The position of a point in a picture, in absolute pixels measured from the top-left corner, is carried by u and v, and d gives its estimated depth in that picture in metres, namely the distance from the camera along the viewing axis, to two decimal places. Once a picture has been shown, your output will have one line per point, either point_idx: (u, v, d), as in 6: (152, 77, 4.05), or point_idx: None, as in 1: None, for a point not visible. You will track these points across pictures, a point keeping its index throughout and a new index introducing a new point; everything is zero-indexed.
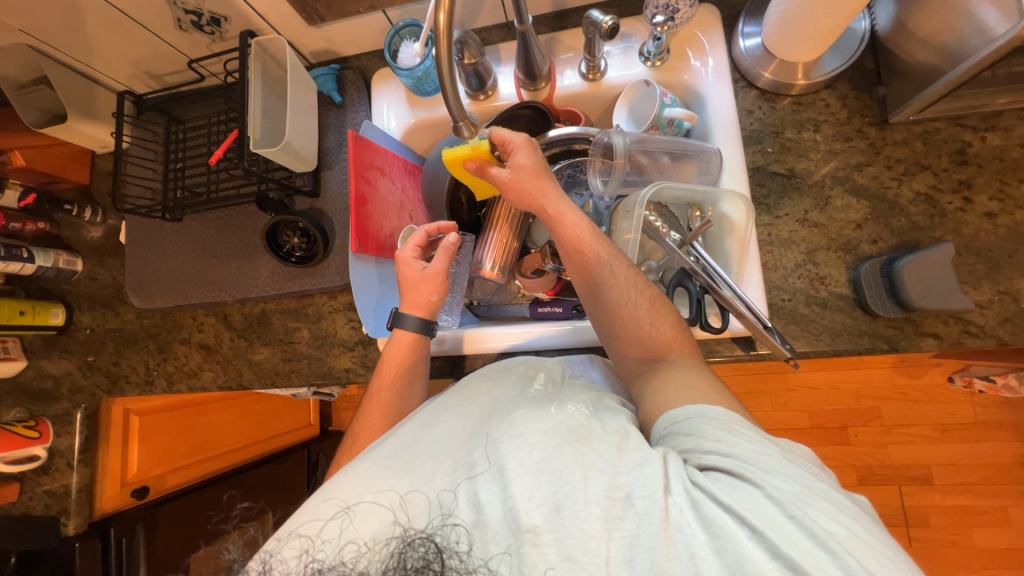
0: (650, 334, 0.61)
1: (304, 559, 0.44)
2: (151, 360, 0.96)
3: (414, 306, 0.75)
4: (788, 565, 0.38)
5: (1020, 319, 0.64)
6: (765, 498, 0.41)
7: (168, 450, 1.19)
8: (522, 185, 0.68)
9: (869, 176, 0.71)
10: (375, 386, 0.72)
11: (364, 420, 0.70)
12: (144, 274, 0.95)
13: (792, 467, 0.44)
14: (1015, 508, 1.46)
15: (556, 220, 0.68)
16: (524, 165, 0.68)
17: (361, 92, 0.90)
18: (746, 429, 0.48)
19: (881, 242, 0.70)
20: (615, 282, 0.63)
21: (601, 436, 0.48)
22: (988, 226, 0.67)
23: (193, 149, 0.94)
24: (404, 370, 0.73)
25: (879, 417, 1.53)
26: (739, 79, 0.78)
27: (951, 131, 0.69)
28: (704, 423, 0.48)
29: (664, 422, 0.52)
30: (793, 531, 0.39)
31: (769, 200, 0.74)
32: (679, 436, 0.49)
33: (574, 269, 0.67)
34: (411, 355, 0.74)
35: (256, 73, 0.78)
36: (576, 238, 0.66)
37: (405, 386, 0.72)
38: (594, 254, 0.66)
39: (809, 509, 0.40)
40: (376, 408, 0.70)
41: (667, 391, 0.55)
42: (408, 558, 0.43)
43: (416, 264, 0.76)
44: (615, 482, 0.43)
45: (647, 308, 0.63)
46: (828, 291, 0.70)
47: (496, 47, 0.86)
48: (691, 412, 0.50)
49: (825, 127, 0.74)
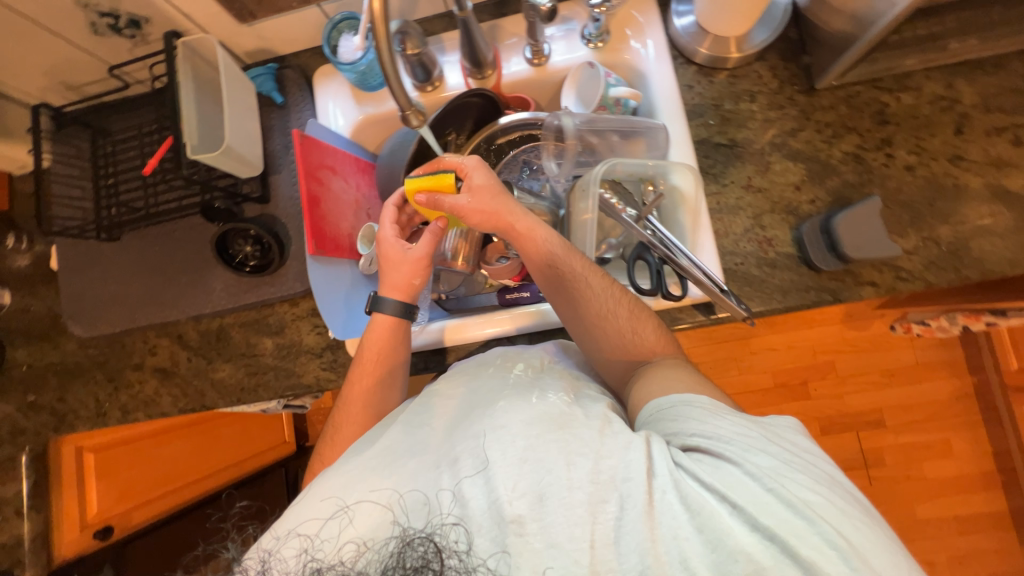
0: (633, 342, 0.64)
1: (303, 558, 0.45)
2: (101, 391, 0.89)
3: (395, 289, 0.74)
4: (766, 534, 0.40)
5: (943, 261, 0.70)
6: (745, 475, 0.44)
7: (130, 487, 1.12)
8: (483, 206, 0.69)
9: (803, 141, 0.76)
10: (357, 375, 0.71)
11: (347, 409, 0.69)
12: (85, 300, 0.89)
13: (772, 445, 0.47)
14: (956, 438, 1.61)
15: (526, 236, 0.69)
16: (481, 186, 0.69)
17: (303, 91, 0.87)
18: (729, 415, 0.51)
19: (818, 201, 0.74)
20: (593, 295, 0.65)
21: (583, 421, 0.49)
22: (909, 178, 0.73)
23: (125, 162, 0.88)
24: (387, 355, 0.72)
25: (834, 369, 1.64)
26: (677, 56, 0.81)
27: (870, 93, 0.75)
28: (688, 409, 0.52)
29: (650, 409, 0.55)
30: (772, 504, 0.42)
31: (715, 170, 0.77)
32: (665, 421, 0.53)
33: (550, 285, 0.68)
34: (393, 341, 0.73)
35: (186, 77, 0.73)
36: (549, 254, 0.67)
37: (387, 375, 0.71)
38: (568, 268, 0.67)
39: (790, 482, 0.43)
40: (358, 395, 0.70)
41: (653, 385, 0.59)
42: (408, 558, 0.43)
43: (400, 245, 0.75)
44: (597, 467, 0.45)
45: (626, 313, 0.66)
46: (776, 251, 0.74)
47: (438, 36, 0.85)
48: (677, 400, 0.54)
49: (760, 97, 0.78)
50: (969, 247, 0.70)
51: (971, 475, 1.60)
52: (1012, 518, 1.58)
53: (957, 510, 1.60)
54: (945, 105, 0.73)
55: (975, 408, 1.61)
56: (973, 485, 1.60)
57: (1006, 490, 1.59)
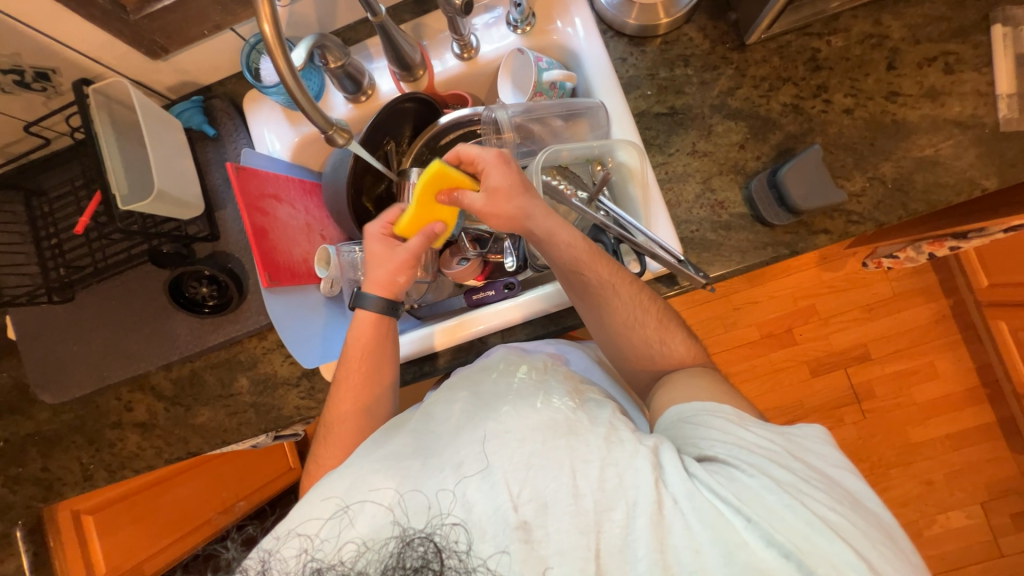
0: (662, 353, 0.68)
1: (303, 558, 0.45)
2: (84, 454, 0.88)
3: (378, 285, 0.73)
4: (780, 550, 0.42)
5: (890, 199, 0.71)
6: (764, 487, 0.46)
7: (137, 540, 1.12)
8: (500, 209, 0.67)
9: (741, 99, 0.75)
10: (344, 369, 0.71)
11: (336, 407, 0.70)
12: (48, 367, 0.87)
13: (793, 462, 0.49)
14: (940, 360, 1.66)
15: (549, 241, 0.66)
16: (498, 187, 0.67)
17: (234, 120, 0.84)
18: (750, 425, 0.53)
19: (764, 156, 0.74)
20: (621, 305, 0.66)
21: (590, 429, 0.49)
22: (848, 121, 0.73)
23: (63, 220, 0.85)
24: (370, 351, 0.72)
25: (815, 312, 1.67)
26: (607, 30, 0.80)
27: (801, 41, 0.74)
28: (712, 419, 0.54)
29: (672, 416, 0.58)
30: (791, 519, 0.43)
31: (659, 140, 0.77)
32: (686, 429, 0.55)
33: (573, 289, 0.68)
34: (375, 337, 0.72)
35: (104, 124, 0.70)
36: (574, 260, 0.66)
37: (374, 368, 0.71)
38: (594, 275, 0.66)
39: (806, 498, 0.45)
40: (347, 393, 0.70)
41: (677, 391, 0.61)
42: (408, 558, 0.43)
43: (388, 242, 0.74)
44: (603, 475, 0.46)
45: (650, 321, 0.67)
46: (728, 213, 0.74)
47: (363, 44, 0.82)
48: (700, 410, 0.56)
49: (693, 60, 0.77)
50: (913, 181, 0.71)
51: (957, 393, 1.66)
52: (1000, 428, 1.64)
53: (948, 428, 1.65)
54: (875, 42, 0.73)
55: (954, 328, 1.65)
56: (960, 402, 1.65)
57: (991, 402, 1.65)
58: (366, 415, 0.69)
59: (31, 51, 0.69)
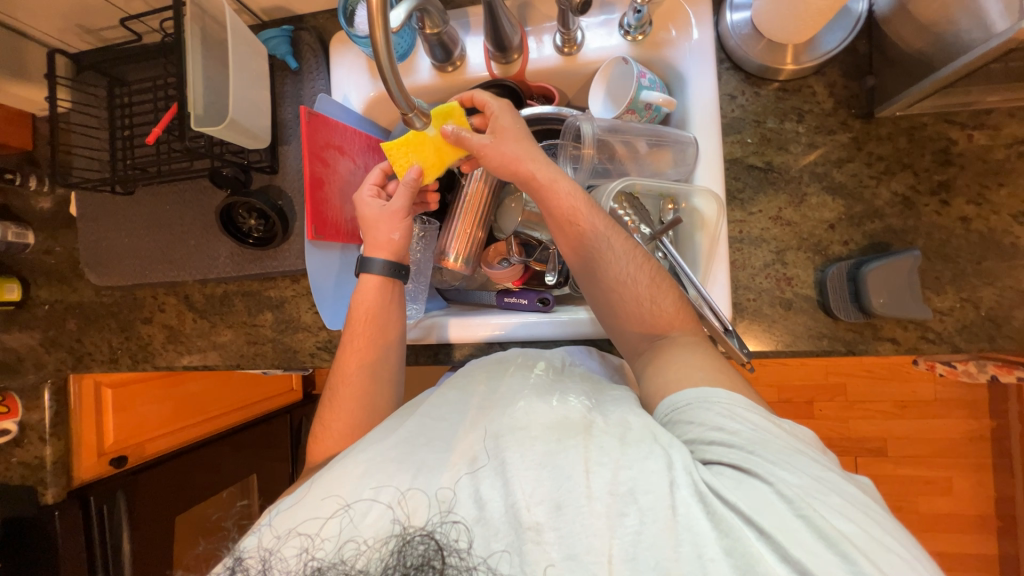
0: (651, 312, 0.62)
1: (303, 557, 0.47)
2: (114, 339, 0.94)
3: (378, 246, 0.72)
4: (797, 568, 0.39)
5: (978, 327, 0.64)
6: (773, 494, 0.43)
7: (145, 420, 1.21)
8: (504, 150, 0.65)
9: (848, 174, 0.68)
10: (349, 334, 0.71)
11: (340, 370, 0.70)
12: (100, 251, 0.91)
13: (798, 457, 0.46)
14: (960, 478, 1.56)
15: (547, 187, 0.65)
16: (505, 128, 0.66)
17: (318, 58, 0.82)
18: (748, 412, 0.50)
19: (852, 243, 0.68)
20: (614, 257, 0.63)
21: (603, 429, 0.50)
22: (961, 231, 0.65)
23: (139, 116, 0.87)
24: (377, 313, 0.71)
25: (844, 393, 1.58)
26: (723, 59, 0.73)
27: (938, 127, 0.66)
28: (705, 409, 0.51)
29: (666, 407, 0.54)
30: (803, 532, 0.40)
31: (743, 195, 0.71)
32: (681, 424, 0.52)
33: (567, 242, 0.66)
34: (382, 299, 0.72)
35: (195, 38, 0.68)
36: (570, 210, 0.64)
37: (380, 330, 0.71)
38: (590, 226, 0.64)
39: (818, 504, 0.42)
40: (351, 357, 0.70)
41: (668, 371, 0.57)
42: (408, 556, 0.46)
43: (375, 203, 0.73)
44: (616, 478, 0.45)
45: (650, 283, 0.63)
46: (793, 292, 0.69)
47: (464, 10, 0.78)
48: (693, 398, 0.52)
49: (809, 117, 0.69)
50: (1011, 316, 0.64)
51: (966, 516, 1.57)
52: (999, 562, 1.56)
53: (943, 545, 1.58)
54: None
55: (987, 452, 1.54)
56: (965, 526, 1.57)
57: (999, 535, 1.56)
58: (372, 380, 0.70)
59: None
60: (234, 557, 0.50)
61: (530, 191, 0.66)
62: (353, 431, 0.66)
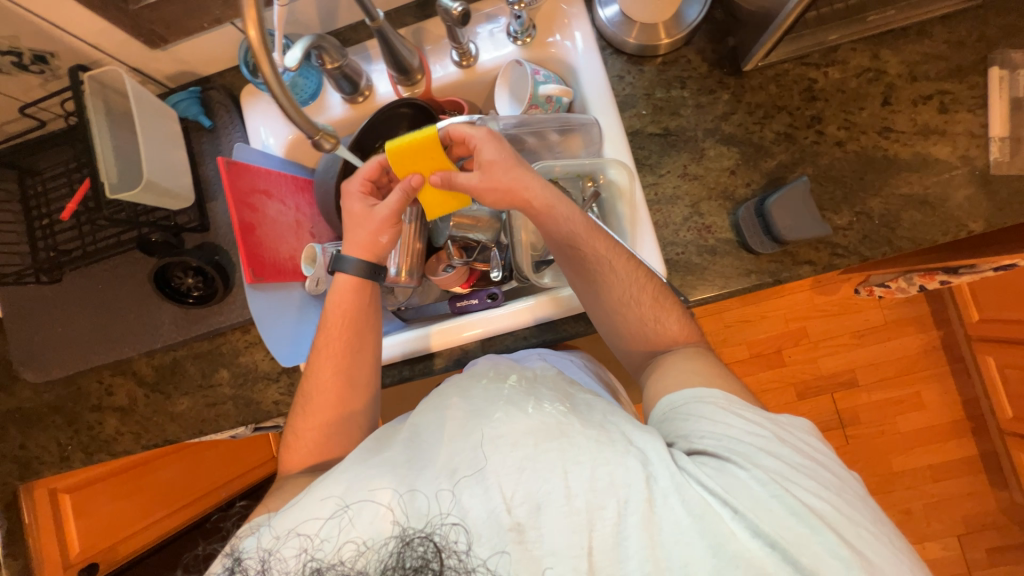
0: (657, 331, 0.67)
1: (303, 558, 0.46)
2: (63, 436, 0.89)
3: (357, 246, 0.71)
4: (767, 539, 0.44)
5: (876, 235, 0.71)
6: (752, 478, 0.48)
7: (115, 519, 1.14)
8: (495, 182, 0.67)
9: (735, 124, 0.75)
10: (325, 338, 0.71)
11: (315, 377, 0.70)
12: (34, 346, 0.87)
13: (781, 448, 0.51)
14: (927, 391, 1.66)
15: (545, 212, 0.67)
16: (492, 160, 0.66)
17: (231, 113, 0.84)
18: (741, 410, 0.54)
19: (753, 184, 0.74)
20: (616, 279, 0.66)
21: (582, 430, 0.49)
22: (839, 154, 0.73)
23: (56, 202, 0.86)
24: (350, 316, 0.72)
25: (806, 335, 1.68)
26: (605, 47, 0.80)
27: (797, 71, 0.74)
28: (700, 406, 0.56)
29: (664, 406, 0.59)
30: (777, 510, 0.45)
31: (651, 161, 0.77)
32: (676, 419, 0.56)
33: (568, 264, 0.69)
34: (355, 301, 0.72)
35: (97, 112, 0.69)
36: (570, 235, 0.67)
37: (354, 334, 0.71)
38: (591, 251, 0.67)
39: (795, 488, 0.47)
40: (326, 360, 0.70)
41: (667, 377, 0.62)
42: (407, 558, 0.44)
43: (365, 202, 0.71)
44: (594, 475, 0.46)
45: (651, 304, 0.67)
46: (715, 238, 0.74)
47: (363, 44, 0.83)
48: (689, 397, 0.57)
49: (690, 82, 0.77)
50: (901, 219, 0.71)
51: (942, 424, 1.66)
52: (982, 462, 1.64)
53: (932, 458, 1.65)
54: (871, 77, 0.73)
55: (944, 360, 1.65)
56: (944, 434, 1.66)
57: (974, 436, 1.65)
58: (347, 382, 0.70)
59: (28, 35, 0.69)
60: (236, 555, 0.49)
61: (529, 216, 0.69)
62: (335, 436, 0.68)
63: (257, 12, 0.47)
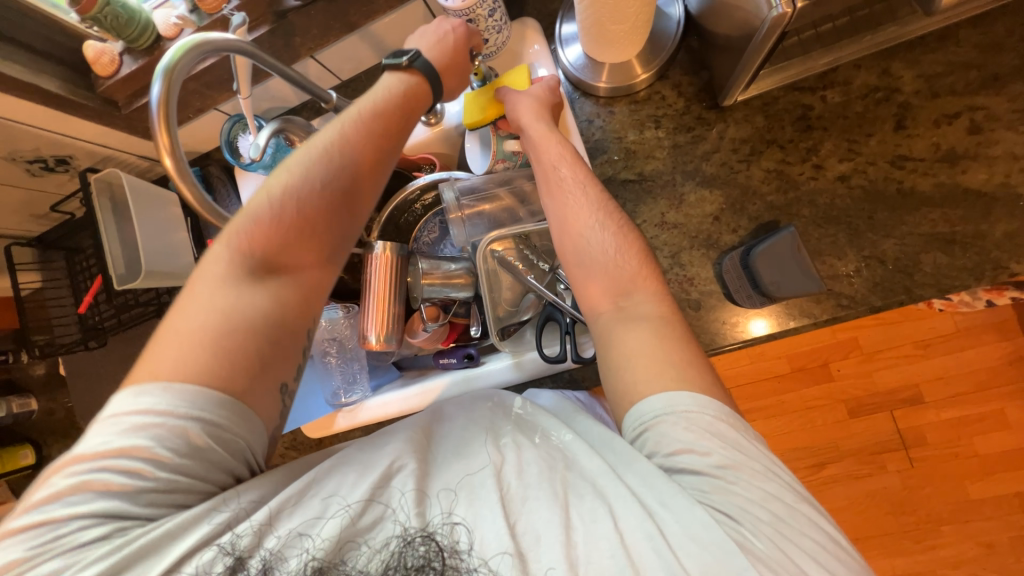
0: (617, 264, 0.54)
1: (303, 557, 0.41)
2: None
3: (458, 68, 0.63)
4: None
5: (890, 282, 0.62)
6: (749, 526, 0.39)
7: None
8: (528, 104, 0.65)
9: (717, 164, 0.68)
10: (360, 109, 0.55)
11: (332, 133, 0.54)
12: (88, 403, 1.00)
13: (770, 482, 0.41)
14: (1013, 409, 1.43)
15: (540, 139, 0.63)
16: (539, 93, 0.67)
17: (227, 187, 0.90)
18: (718, 425, 0.43)
19: (741, 230, 0.67)
20: (582, 203, 0.57)
21: (585, 463, 0.45)
22: (842, 190, 0.64)
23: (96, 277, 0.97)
24: (399, 105, 0.57)
25: (858, 345, 1.48)
26: (576, 91, 0.74)
27: (789, 98, 0.66)
28: (673, 426, 0.43)
29: (632, 423, 0.46)
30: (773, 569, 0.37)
31: (625, 211, 0.71)
32: (651, 443, 0.44)
33: (546, 187, 0.60)
34: (408, 100, 0.58)
35: (104, 209, 0.77)
36: (555, 165, 0.60)
37: (393, 127, 0.56)
38: (567, 175, 0.60)
39: (792, 547, 0.38)
40: (353, 128, 0.54)
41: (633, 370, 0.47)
42: (408, 558, 0.41)
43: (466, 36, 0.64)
44: (596, 509, 0.41)
45: (613, 233, 0.56)
46: (698, 291, 0.68)
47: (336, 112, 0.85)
48: (658, 409, 0.44)
49: (665, 121, 0.71)
50: (921, 263, 0.61)
51: None
52: None
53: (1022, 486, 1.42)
54: (879, 98, 0.63)
55: None
56: None
57: None
58: (356, 177, 0.54)
59: (48, 145, 0.78)
60: (235, 553, 0.41)
61: (528, 151, 0.64)
62: (321, 233, 0.53)
63: (167, 139, 0.49)
